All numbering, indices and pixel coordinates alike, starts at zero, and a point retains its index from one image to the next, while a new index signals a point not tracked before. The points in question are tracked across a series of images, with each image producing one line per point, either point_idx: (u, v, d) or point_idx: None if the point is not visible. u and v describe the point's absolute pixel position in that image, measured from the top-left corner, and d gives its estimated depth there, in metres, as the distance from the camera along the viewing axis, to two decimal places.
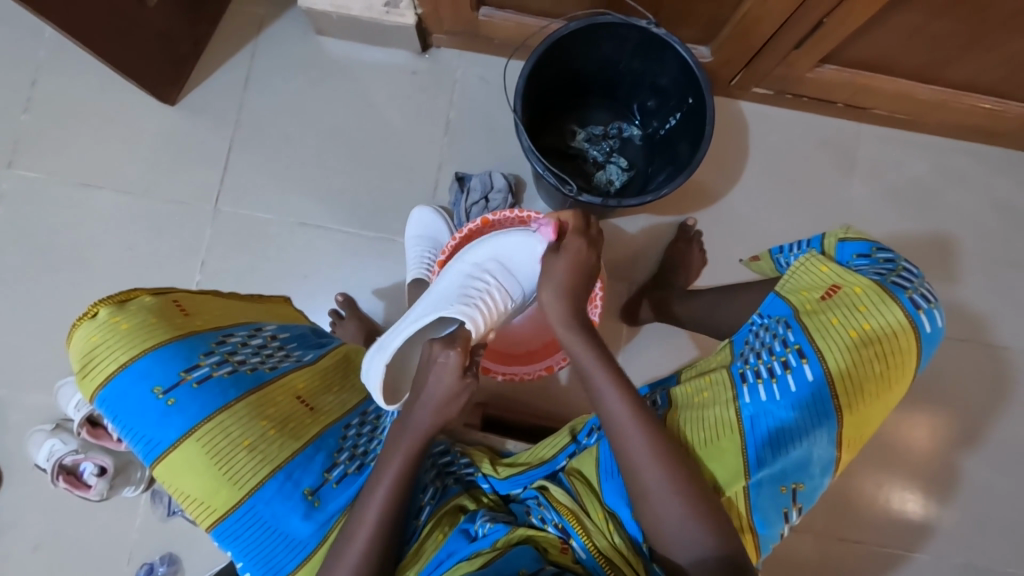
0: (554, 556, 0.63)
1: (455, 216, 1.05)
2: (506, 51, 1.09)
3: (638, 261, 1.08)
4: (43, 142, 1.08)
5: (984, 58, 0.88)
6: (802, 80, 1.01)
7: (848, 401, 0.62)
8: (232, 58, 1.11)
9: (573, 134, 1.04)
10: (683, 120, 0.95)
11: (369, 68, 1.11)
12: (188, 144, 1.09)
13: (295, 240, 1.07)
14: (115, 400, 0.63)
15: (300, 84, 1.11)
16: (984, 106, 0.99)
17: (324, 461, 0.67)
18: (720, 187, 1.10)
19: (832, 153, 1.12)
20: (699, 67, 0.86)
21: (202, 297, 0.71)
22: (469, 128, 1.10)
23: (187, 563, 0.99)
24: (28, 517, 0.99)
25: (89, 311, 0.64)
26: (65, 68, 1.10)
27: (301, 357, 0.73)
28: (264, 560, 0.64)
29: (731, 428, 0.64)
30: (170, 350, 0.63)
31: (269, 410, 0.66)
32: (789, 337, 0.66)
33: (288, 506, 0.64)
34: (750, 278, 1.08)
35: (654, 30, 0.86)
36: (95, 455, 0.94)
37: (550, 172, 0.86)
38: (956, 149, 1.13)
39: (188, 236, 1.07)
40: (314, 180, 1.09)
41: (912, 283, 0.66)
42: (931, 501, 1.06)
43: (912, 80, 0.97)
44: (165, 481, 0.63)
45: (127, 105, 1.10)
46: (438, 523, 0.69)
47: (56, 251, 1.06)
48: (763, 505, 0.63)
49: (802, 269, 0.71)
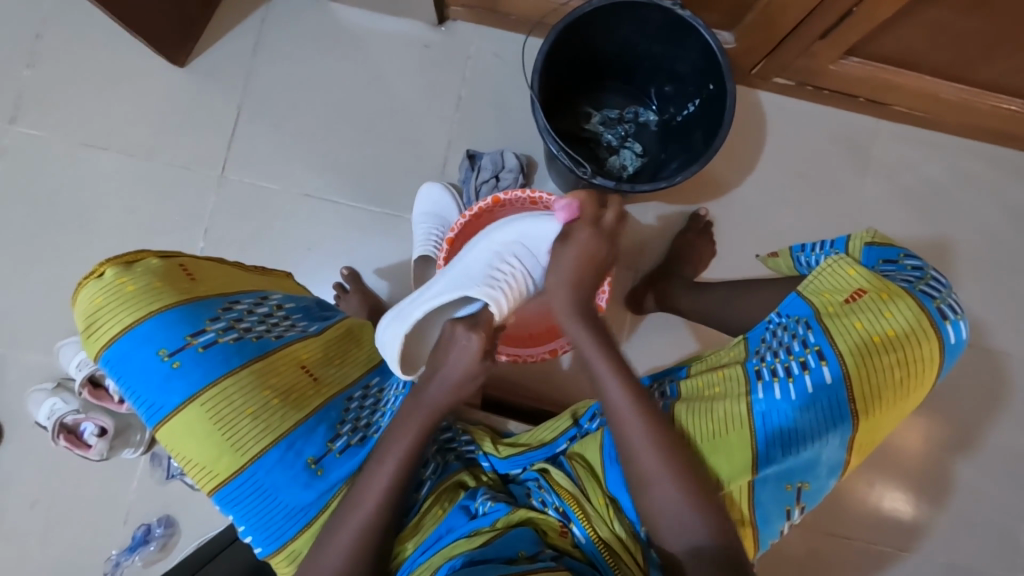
0: (553, 539, 0.65)
1: (464, 194, 1.04)
2: (524, 28, 1.07)
3: (646, 249, 1.08)
4: (47, 99, 1.06)
5: (1011, 58, 0.86)
6: (824, 72, 0.99)
7: (864, 406, 0.62)
8: (244, 21, 1.09)
9: (588, 116, 1.03)
10: (701, 107, 0.94)
11: (382, 38, 1.09)
12: (196, 108, 1.08)
13: (301, 211, 1.06)
14: (119, 361, 0.62)
15: (311, 51, 1.09)
16: (1005, 107, 0.98)
17: (326, 432, 0.67)
18: (732, 178, 1.09)
19: (848, 150, 1.11)
20: (722, 52, 0.84)
21: (208, 263, 0.71)
22: (481, 105, 1.08)
23: (183, 526, 1.00)
24: (27, 474, 1.00)
25: (95, 271, 0.64)
26: (73, 22, 1.08)
27: (306, 329, 0.73)
28: (264, 526, 0.65)
29: (742, 423, 0.63)
30: (175, 314, 0.63)
31: (272, 379, 0.66)
32: (809, 338, 0.66)
33: (289, 475, 0.64)
34: (756, 272, 1.07)
35: (678, 12, 0.84)
36: (94, 417, 0.95)
37: (564, 153, 0.85)
38: (975, 151, 1.11)
39: (192, 202, 1.06)
40: (322, 151, 1.07)
41: (941, 293, 0.66)
42: (923, 502, 1.07)
43: (936, 77, 0.95)
44: (168, 445, 0.63)
45: (134, 64, 1.08)
46: (436, 499, 0.69)
47: (60, 210, 1.05)
48: (767, 503, 0.64)
49: (828, 271, 0.70)
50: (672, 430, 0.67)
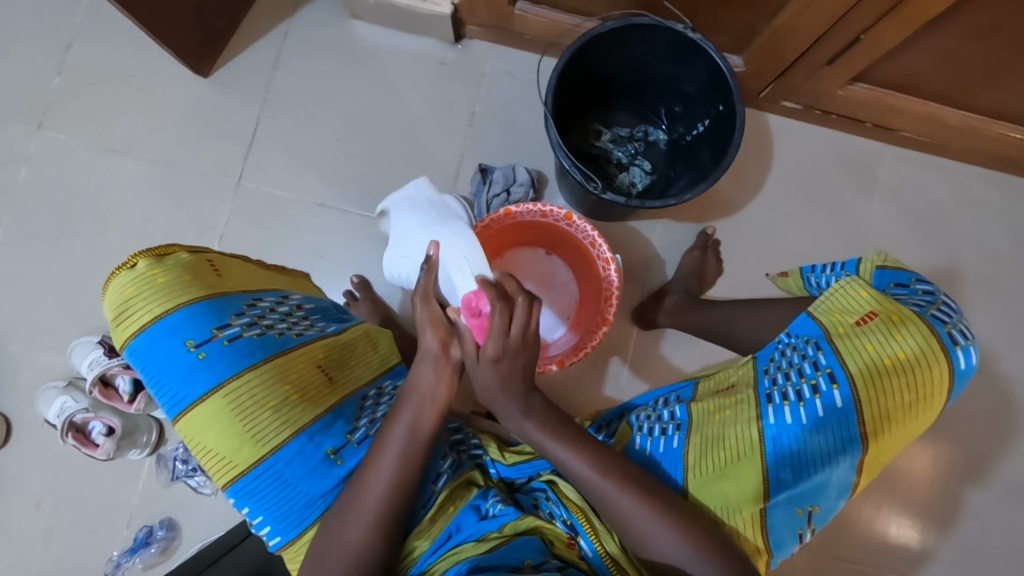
0: (559, 550, 0.64)
1: (475, 207, 1.05)
2: (537, 47, 1.10)
3: (654, 264, 1.09)
4: (74, 106, 1.10)
5: (1015, 87, 0.88)
6: (831, 97, 1.01)
7: (875, 429, 0.63)
8: (266, 35, 1.12)
9: (598, 134, 1.05)
10: (709, 128, 0.96)
11: (399, 54, 1.12)
12: (216, 117, 1.11)
13: (314, 219, 1.08)
14: (145, 350, 0.64)
15: (329, 65, 1.12)
16: (1011, 134, 0.99)
17: (344, 425, 0.68)
18: (740, 197, 1.11)
19: (854, 173, 1.12)
20: (732, 74, 0.85)
21: (233, 261, 0.72)
22: (494, 120, 1.11)
23: (186, 530, 1.00)
24: (33, 472, 1.01)
25: (127, 262, 0.65)
26: (103, 33, 1.12)
27: (324, 329, 0.74)
28: (282, 515, 0.65)
29: (754, 450, 0.64)
30: (203, 307, 0.65)
31: (292, 374, 0.67)
32: (820, 360, 0.66)
33: (308, 466, 0.65)
34: (761, 291, 1.08)
35: (689, 34, 0.86)
36: (104, 416, 0.96)
37: (577, 168, 0.86)
38: (980, 177, 1.12)
39: (208, 208, 1.08)
40: (337, 161, 1.10)
41: (952, 318, 0.65)
42: (929, 528, 1.06)
43: (942, 103, 0.97)
44: (186, 435, 0.64)
45: (159, 75, 1.11)
46: (450, 497, 0.68)
47: (79, 212, 1.08)
48: (779, 526, 0.65)
49: (841, 292, 0.69)
50: (683, 460, 0.68)
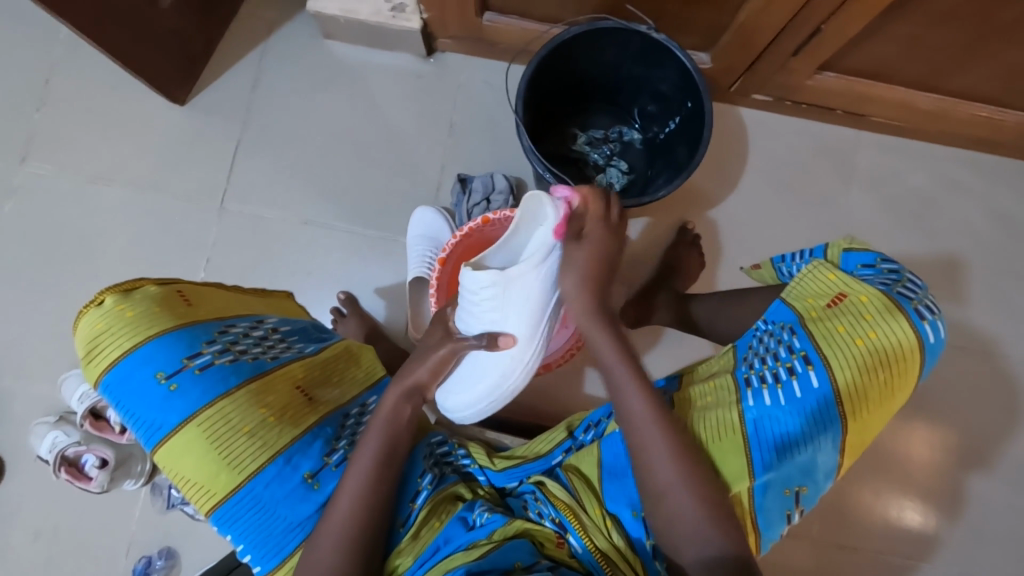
0: (550, 550, 0.65)
1: (457, 216, 1.06)
2: (509, 56, 1.11)
3: (639, 263, 1.09)
4: (54, 140, 1.11)
5: (980, 67, 0.89)
6: (802, 87, 1.03)
7: (852, 408, 0.63)
8: (242, 60, 1.14)
9: (574, 138, 1.06)
10: (682, 124, 0.97)
11: (374, 71, 1.14)
12: (196, 143, 1.11)
13: (298, 238, 1.09)
14: (118, 385, 0.64)
15: (305, 85, 1.13)
16: (981, 114, 1.00)
17: (323, 446, 0.68)
18: (719, 192, 1.12)
19: (830, 161, 1.13)
20: (698, 71, 0.87)
21: (206, 288, 0.72)
22: (472, 130, 1.12)
23: (185, 557, 0.99)
24: (29, 509, 1.00)
25: (95, 299, 0.66)
26: (80, 67, 1.13)
27: (302, 350, 0.74)
28: (262, 543, 0.65)
29: (734, 430, 0.64)
30: (173, 337, 0.65)
31: (268, 397, 0.67)
32: (795, 343, 0.67)
33: (287, 489, 0.65)
34: (745, 283, 1.09)
35: (655, 35, 0.88)
36: (96, 447, 0.95)
37: (550, 173, 0.87)
38: (954, 158, 1.14)
39: (192, 234, 1.09)
40: (318, 180, 1.11)
41: (918, 295, 0.67)
42: (929, 510, 1.06)
43: (912, 87, 0.98)
44: (165, 465, 0.64)
45: (138, 104, 1.12)
46: (433, 511, 0.68)
47: (63, 245, 1.08)
48: (767, 508, 0.64)
49: (810, 276, 0.71)
50: None
